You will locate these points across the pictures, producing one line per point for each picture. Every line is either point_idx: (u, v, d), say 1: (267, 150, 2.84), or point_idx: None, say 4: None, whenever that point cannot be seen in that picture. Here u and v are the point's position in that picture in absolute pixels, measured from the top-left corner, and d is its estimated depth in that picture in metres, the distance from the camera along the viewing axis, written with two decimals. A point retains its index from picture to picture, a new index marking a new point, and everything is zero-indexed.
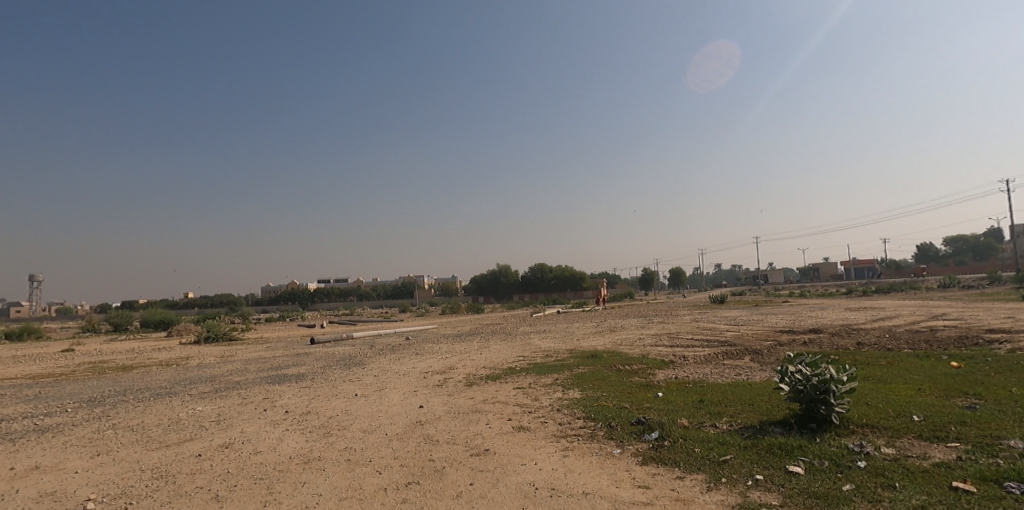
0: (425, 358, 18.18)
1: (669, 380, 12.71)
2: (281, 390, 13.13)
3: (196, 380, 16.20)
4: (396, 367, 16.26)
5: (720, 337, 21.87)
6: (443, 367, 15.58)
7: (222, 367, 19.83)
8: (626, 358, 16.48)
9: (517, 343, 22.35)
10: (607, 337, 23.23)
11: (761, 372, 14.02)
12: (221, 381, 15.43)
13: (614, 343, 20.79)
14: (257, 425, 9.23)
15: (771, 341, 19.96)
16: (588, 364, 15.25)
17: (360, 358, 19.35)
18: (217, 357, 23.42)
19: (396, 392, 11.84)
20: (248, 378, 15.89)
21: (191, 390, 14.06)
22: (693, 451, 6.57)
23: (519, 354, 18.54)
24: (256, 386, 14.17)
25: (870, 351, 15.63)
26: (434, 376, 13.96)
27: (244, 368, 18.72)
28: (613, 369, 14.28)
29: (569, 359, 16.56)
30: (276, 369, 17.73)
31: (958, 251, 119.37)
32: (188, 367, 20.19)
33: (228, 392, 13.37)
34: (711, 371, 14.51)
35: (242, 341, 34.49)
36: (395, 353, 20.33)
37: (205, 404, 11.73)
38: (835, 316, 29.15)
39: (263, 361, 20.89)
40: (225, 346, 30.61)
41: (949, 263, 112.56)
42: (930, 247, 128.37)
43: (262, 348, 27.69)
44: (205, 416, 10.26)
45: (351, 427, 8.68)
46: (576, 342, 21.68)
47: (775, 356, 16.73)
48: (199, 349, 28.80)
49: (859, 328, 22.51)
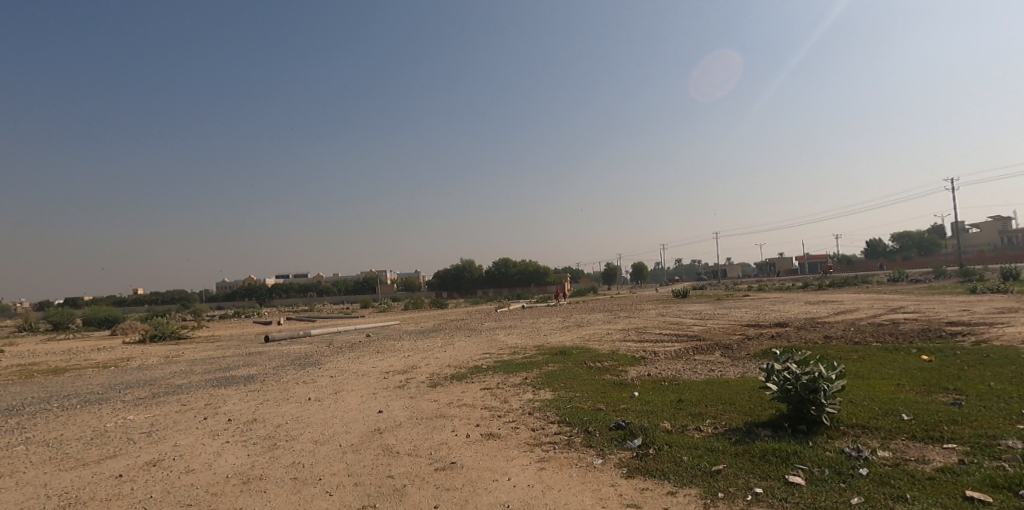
0: (386, 356, 17.24)
1: (643, 378, 12.23)
2: (226, 394, 11.99)
3: (132, 384, 14.78)
4: (354, 366, 15.26)
5: (689, 332, 21.67)
6: (406, 366, 14.68)
7: (165, 368, 18.36)
8: (597, 354, 15.97)
9: (483, 340, 21.59)
10: (575, 333, 22.78)
11: (734, 368, 13.72)
12: (160, 385, 14.09)
13: (583, 339, 20.30)
14: (194, 437, 8.19)
15: (740, 336, 19.84)
16: (558, 361, 14.67)
17: (317, 358, 18.24)
18: (161, 358, 21.79)
19: (354, 395, 10.92)
20: (191, 381, 14.62)
21: (124, 395, 12.74)
22: (682, 460, 5.99)
23: (486, 351, 17.80)
24: (200, 389, 12.97)
25: (838, 345, 15.60)
26: (396, 376, 13.07)
27: (190, 370, 17.34)
28: (584, 367, 13.71)
29: (537, 356, 15.96)
30: (224, 371, 16.44)
31: (904, 246, 125.06)
32: (126, 369, 18.57)
33: (168, 397, 12.14)
34: (683, 367, 14.12)
35: (191, 340, 32.46)
36: (354, 352, 19.26)
37: (138, 412, 10.52)
38: (797, 310, 29.58)
39: (211, 362, 19.47)
40: (172, 345, 28.71)
41: (896, 258, 117.74)
42: (879, 243, 134.04)
43: (212, 347, 26.05)
44: (135, 427, 9.12)
45: (300, 438, 7.76)
46: (545, 338, 21.09)
47: (746, 351, 16.53)
48: (142, 349, 26.86)
49: (822, 321, 22.76)
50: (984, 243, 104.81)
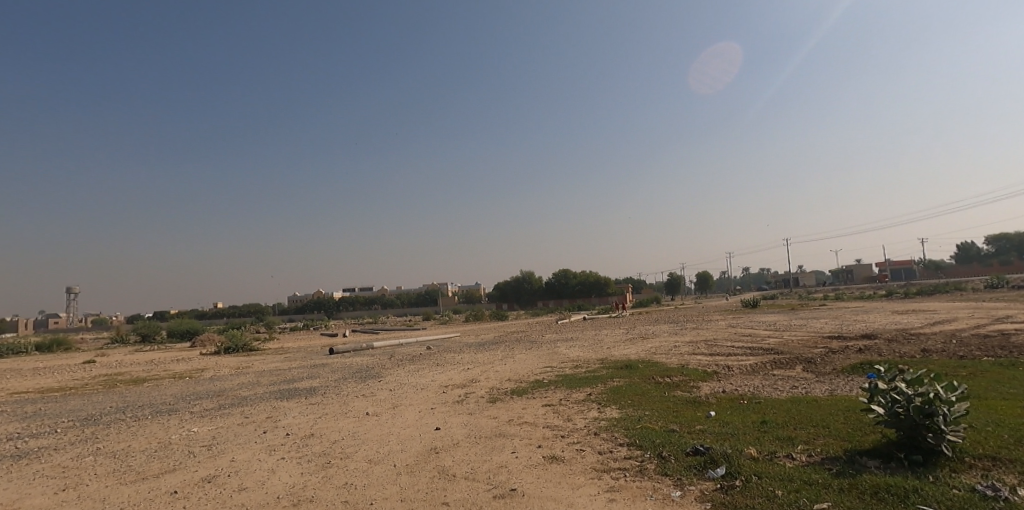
0: (445, 370, 16.99)
1: (718, 395, 11.26)
2: (287, 407, 12.05)
3: (203, 395, 15.29)
4: (413, 380, 15.08)
5: (764, 344, 20.14)
6: (464, 380, 14.33)
7: (234, 379, 18.98)
8: (665, 368, 15.01)
9: (543, 353, 20.97)
10: (639, 345, 21.75)
11: (822, 385, 12.41)
12: (228, 397, 14.45)
13: (648, 352, 19.26)
14: (251, 452, 8.12)
15: (822, 349, 18.16)
16: (623, 376, 13.86)
17: (377, 370, 18.28)
18: (232, 369, 22.64)
19: (412, 410, 10.64)
20: (256, 392, 14.93)
21: (194, 406, 13.12)
22: (776, 495, 5.18)
23: (547, 364, 17.19)
24: (264, 401, 13.16)
25: (942, 359, 13.85)
26: (453, 391, 12.73)
27: (256, 381, 17.80)
28: (651, 382, 12.84)
29: (601, 370, 15.20)
30: (288, 382, 16.74)
31: (1003, 249, 113.41)
32: (200, 380, 19.37)
33: (233, 409, 12.37)
34: (762, 384, 12.96)
35: (262, 351, 33.80)
36: (414, 365, 19.16)
37: (203, 424, 10.72)
38: (885, 320, 27.05)
39: (278, 373, 19.99)
40: (244, 356, 29.91)
41: (994, 263, 106.91)
42: (972, 246, 122.47)
43: (280, 359, 26.91)
44: (198, 440, 9.22)
45: (354, 456, 7.48)
46: (607, 351, 20.20)
47: (832, 366, 15.02)
48: (216, 360, 28.14)
49: (918, 333, 20.55)
50: None
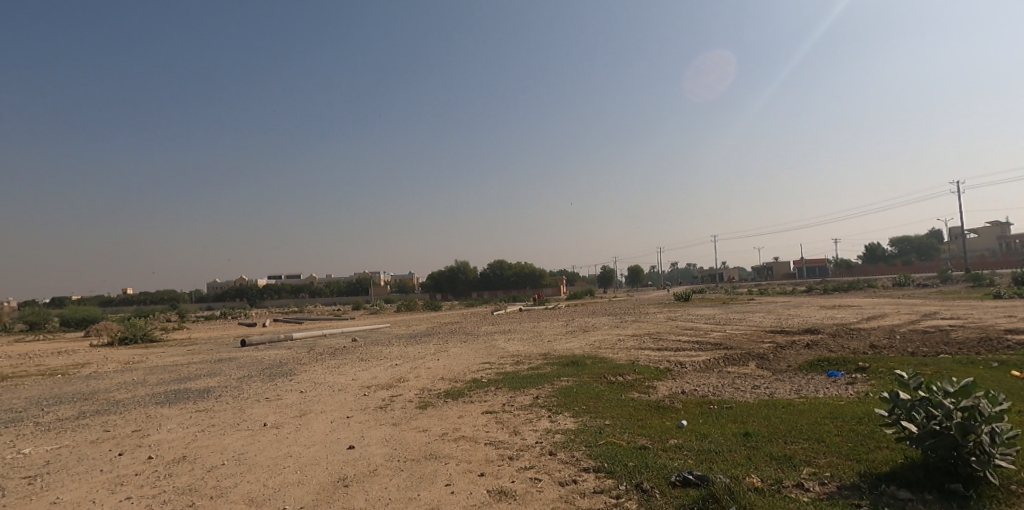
0: (370, 366, 14.93)
1: (680, 398, 10.03)
2: (165, 416, 9.58)
3: (64, 398, 12.32)
4: (331, 379, 12.88)
5: (710, 339, 19.43)
6: (391, 380, 12.34)
7: (116, 377, 15.90)
8: (615, 365, 13.72)
9: (481, 347, 19.24)
10: (583, 339, 20.55)
11: (785, 385, 11.48)
12: (96, 401, 11.64)
13: (594, 346, 18.02)
14: (85, 490, 5.85)
15: (769, 344, 17.61)
16: (571, 374, 12.42)
17: (291, 367, 15.87)
18: (119, 365, 19.25)
19: (322, 420, 8.61)
20: (135, 395, 12.23)
21: (43, 415, 10.30)
22: None
23: (485, 360, 15.47)
24: (140, 407, 10.62)
25: (897, 357, 13.42)
26: (377, 393, 10.77)
27: (142, 380, 14.92)
28: (603, 382, 11.46)
29: (545, 367, 13.69)
30: (180, 382, 14.03)
31: (903, 251, 123.32)
32: (70, 379, 16.06)
33: (93, 418, 9.75)
34: (720, 383, 11.93)
35: (165, 343, 29.84)
36: (335, 360, 16.81)
37: (41, 442, 8.13)
38: (819, 315, 27.56)
39: (172, 370, 16.99)
40: (141, 349, 26.18)
41: (896, 263, 116.19)
42: (878, 248, 132.72)
43: (182, 352, 23.56)
44: (19, 468, 6.76)
45: (230, 495, 5.46)
46: (549, 345, 18.75)
47: (787, 362, 14.31)
48: (104, 354, 24.25)
49: (857, 328, 20.59)
50: (984, 249, 103.49)
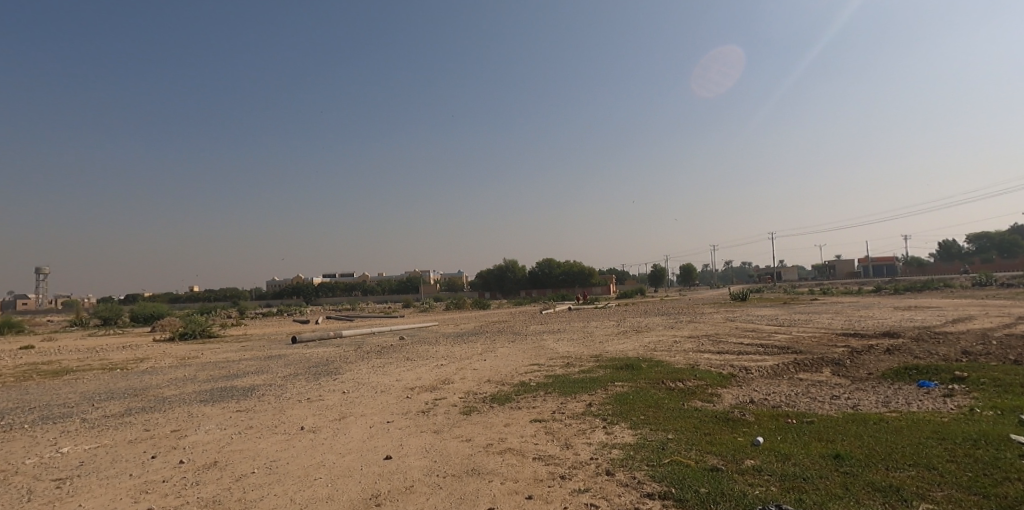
0: (415, 366, 14.52)
1: (750, 409, 8.99)
2: (206, 416, 9.41)
3: (116, 394, 12.50)
4: (374, 380, 12.51)
5: (775, 342, 17.99)
6: (435, 381, 11.83)
7: (171, 373, 16.20)
8: (673, 370, 12.71)
9: (529, 347, 18.52)
10: (636, 340, 19.49)
11: (870, 396, 10.19)
12: (145, 398, 11.72)
13: (648, 348, 16.98)
14: (109, 497, 5.55)
15: (844, 348, 16.03)
16: (625, 379, 11.53)
17: (337, 366, 15.69)
18: (175, 361, 19.75)
19: (360, 425, 8.14)
20: (183, 392, 12.26)
21: (93, 411, 10.38)
22: None
23: (533, 362, 14.76)
24: (184, 405, 10.55)
25: (1000, 365, 11.79)
26: (420, 396, 10.26)
27: (193, 377, 15.07)
28: (662, 388, 10.52)
29: (597, 370, 12.83)
30: (228, 380, 14.05)
31: (983, 247, 113.74)
32: (128, 374, 16.52)
33: (137, 416, 9.70)
34: (793, 392, 10.74)
35: (221, 340, 30.75)
36: (380, 360, 16.54)
37: (83, 440, 8.05)
38: (896, 316, 25.29)
39: (222, 367, 17.17)
40: (199, 345, 27.01)
41: (976, 261, 107.26)
42: (954, 244, 123.07)
43: (236, 348, 24.08)
44: (54, 470, 6.59)
45: None
46: (600, 346, 17.85)
47: (867, 369, 12.88)
48: (164, 349, 25.11)
49: (944, 332, 18.57)
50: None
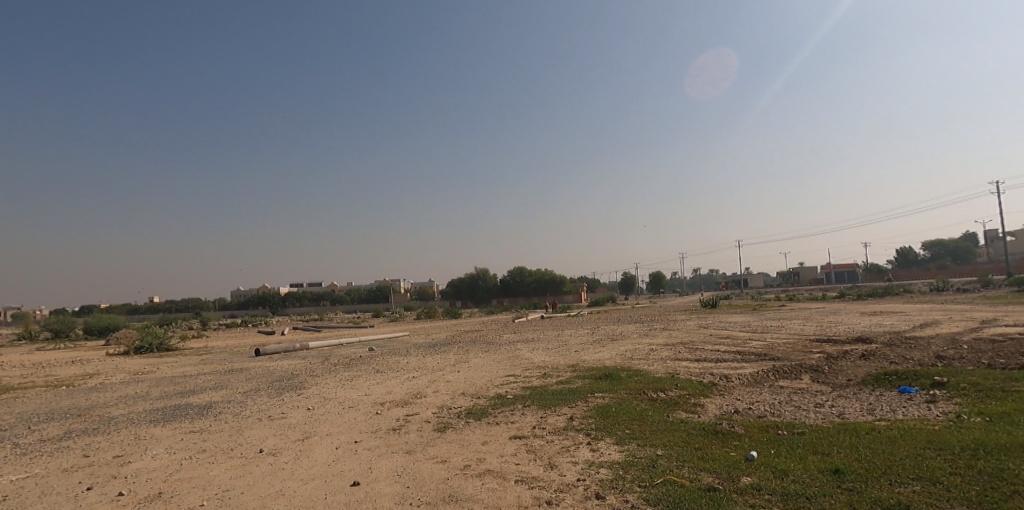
0: (386, 379, 13.82)
1: (736, 420, 8.67)
2: (154, 439, 8.57)
3: (57, 415, 11.43)
4: (342, 395, 11.78)
5: (751, 349, 17.93)
6: (407, 395, 11.20)
7: (121, 390, 15.08)
8: (653, 379, 12.38)
9: (504, 357, 17.99)
10: (612, 349, 19.18)
11: (853, 404, 10.03)
12: (88, 418, 10.73)
13: (625, 357, 16.66)
14: None
15: (819, 355, 16.01)
16: (606, 390, 11.13)
17: (302, 380, 14.85)
18: (128, 376, 18.50)
19: (326, 446, 7.48)
20: (131, 411, 11.30)
21: (27, 434, 9.40)
22: None
23: (510, 373, 14.23)
24: (131, 426, 9.64)
25: (975, 370, 11.85)
26: (391, 412, 9.63)
27: (145, 394, 14.03)
28: (644, 400, 10.13)
29: (577, 381, 12.40)
30: (183, 397, 13.08)
31: (937, 254, 118.49)
32: (73, 391, 15.28)
33: (76, 440, 8.78)
34: (776, 401, 10.51)
35: (180, 353, 29.25)
36: (348, 372, 15.73)
37: (10, 469, 7.17)
38: (864, 323, 25.71)
39: (179, 382, 16.09)
40: (155, 359, 25.50)
41: (931, 268, 111.54)
42: (910, 252, 127.99)
43: (195, 362, 22.81)
44: None
45: None
46: (577, 355, 17.44)
47: (845, 375, 12.81)
48: (116, 364, 23.60)
49: (912, 337, 18.83)
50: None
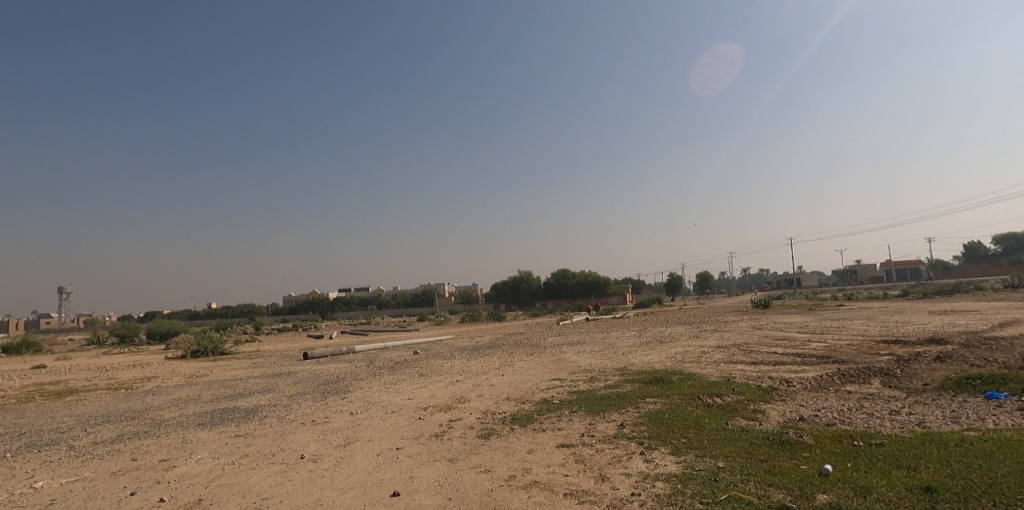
0: (428, 383, 13.64)
1: (803, 429, 7.95)
2: (200, 443, 8.62)
3: (114, 417, 11.79)
4: (385, 399, 11.65)
5: (812, 351, 16.82)
6: (450, 400, 10.95)
7: (175, 393, 15.53)
8: (707, 383, 11.68)
9: (548, 361, 17.55)
10: (661, 351, 18.42)
11: (935, 411, 9.07)
12: (141, 421, 11.00)
13: (675, 360, 15.91)
14: None
15: (888, 357, 14.83)
16: (657, 395, 10.54)
17: (347, 383, 14.87)
18: (183, 380, 19.10)
19: (367, 453, 7.29)
20: (182, 414, 11.52)
21: (84, 437, 9.68)
22: None
23: (554, 376, 13.78)
24: (180, 430, 9.78)
25: None
26: (434, 417, 9.39)
27: (197, 397, 14.38)
28: (699, 406, 9.50)
29: (625, 385, 11.85)
30: (231, 400, 13.29)
31: (1012, 249, 110.06)
32: (132, 394, 15.86)
33: (129, 443, 8.95)
34: (845, 408, 9.66)
35: (233, 356, 30.22)
36: (391, 376, 15.66)
37: (64, 472, 7.32)
38: (935, 322, 23.89)
39: (229, 386, 16.44)
40: (209, 362, 26.40)
41: (1005, 263, 103.60)
42: (980, 246, 119.44)
43: (246, 366, 23.41)
44: None
45: None
46: (624, 359, 16.81)
47: (922, 380, 11.73)
48: (174, 367, 24.53)
49: (995, 337, 17.22)
50: None
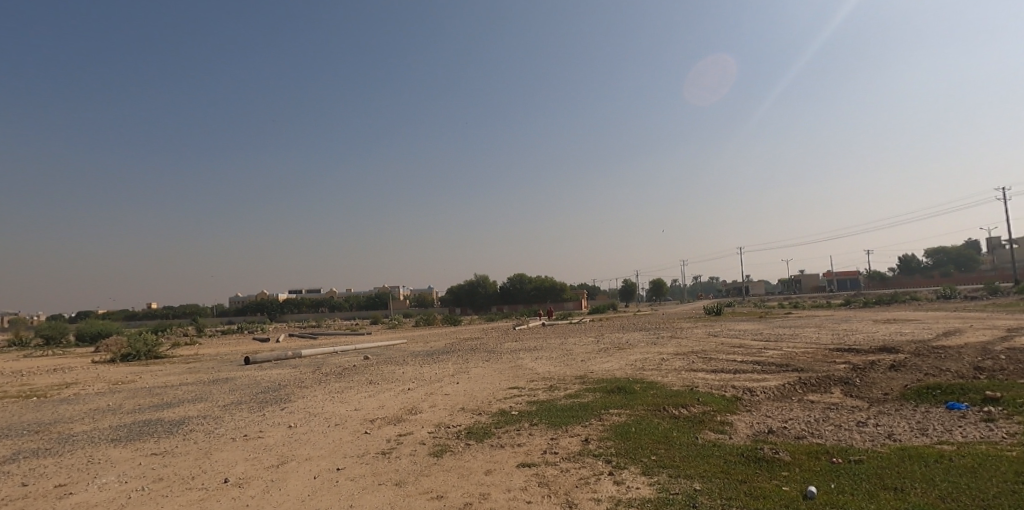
0: (379, 392, 12.71)
1: (776, 443, 7.55)
2: (109, 462, 7.49)
3: (13, 431, 10.32)
4: (329, 410, 10.66)
5: (770, 359, 16.82)
6: (401, 411, 10.09)
7: (93, 402, 13.96)
8: (672, 393, 11.27)
9: (506, 368, 16.85)
10: (621, 358, 18.06)
11: (900, 422, 8.92)
12: (44, 436, 9.62)
13: (637, 367, 15.53)
14: None
15: (844, 366, 14.91)
16: (621, 405, 10.02)
17: (289, 392, 13.71)
18: (105, 386, 17.33)
19: (303, 476, 6.40)
20: (94, 428, 10.18)
21: None
22: None
23: (513, 385, 13.09)
24: (87, 447, 8.53)
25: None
26: (382, 431, 8.53)
27: (117, 407, 12.91)
28: (666, 417, 9.03)
29: (587, 395, 11.30)
30: (155, 411, 11.94)
31: (941, 262, 117.34)
32: (42, 403, 14.15)
33: (22, 463, 7.70)
34: (812, 419, 9.39)
35: (168, 361, 28.09)
36: (339, 384, 14.60)
37: None
38: (880, 330, 24.68)
39: (157, 393, 14.96)
40: (140, 367, 24.37)
41: (935, 276, 110.36)
42: (912, 259, 126.88)
43: (181, 371, 21.64)
44: None
45: None
46: (585, 366, 16.32)
47: (880, 389, 11.72)
48: (99, 372, 22.45)
49: (940, 346, 17.72)
50: None
